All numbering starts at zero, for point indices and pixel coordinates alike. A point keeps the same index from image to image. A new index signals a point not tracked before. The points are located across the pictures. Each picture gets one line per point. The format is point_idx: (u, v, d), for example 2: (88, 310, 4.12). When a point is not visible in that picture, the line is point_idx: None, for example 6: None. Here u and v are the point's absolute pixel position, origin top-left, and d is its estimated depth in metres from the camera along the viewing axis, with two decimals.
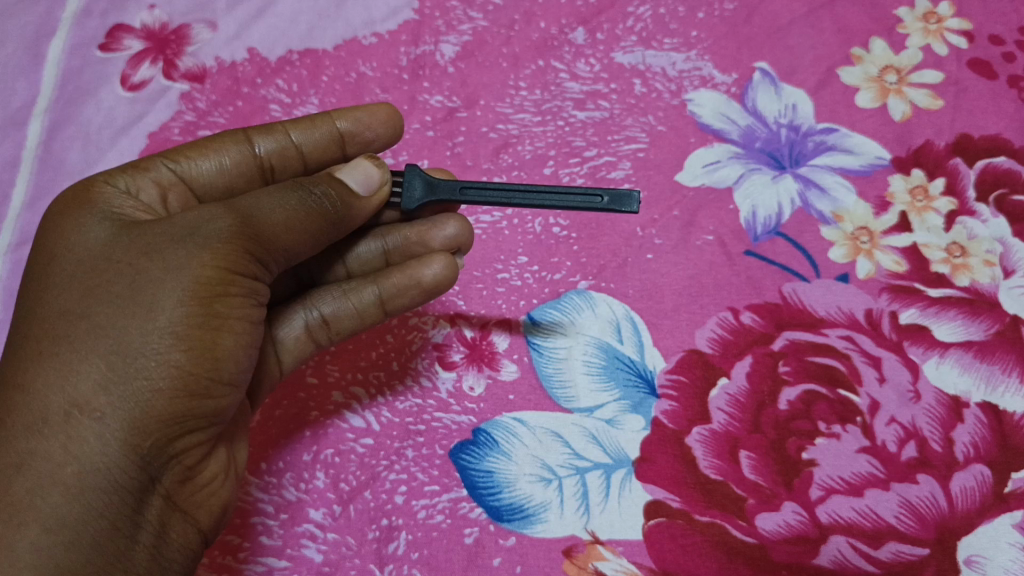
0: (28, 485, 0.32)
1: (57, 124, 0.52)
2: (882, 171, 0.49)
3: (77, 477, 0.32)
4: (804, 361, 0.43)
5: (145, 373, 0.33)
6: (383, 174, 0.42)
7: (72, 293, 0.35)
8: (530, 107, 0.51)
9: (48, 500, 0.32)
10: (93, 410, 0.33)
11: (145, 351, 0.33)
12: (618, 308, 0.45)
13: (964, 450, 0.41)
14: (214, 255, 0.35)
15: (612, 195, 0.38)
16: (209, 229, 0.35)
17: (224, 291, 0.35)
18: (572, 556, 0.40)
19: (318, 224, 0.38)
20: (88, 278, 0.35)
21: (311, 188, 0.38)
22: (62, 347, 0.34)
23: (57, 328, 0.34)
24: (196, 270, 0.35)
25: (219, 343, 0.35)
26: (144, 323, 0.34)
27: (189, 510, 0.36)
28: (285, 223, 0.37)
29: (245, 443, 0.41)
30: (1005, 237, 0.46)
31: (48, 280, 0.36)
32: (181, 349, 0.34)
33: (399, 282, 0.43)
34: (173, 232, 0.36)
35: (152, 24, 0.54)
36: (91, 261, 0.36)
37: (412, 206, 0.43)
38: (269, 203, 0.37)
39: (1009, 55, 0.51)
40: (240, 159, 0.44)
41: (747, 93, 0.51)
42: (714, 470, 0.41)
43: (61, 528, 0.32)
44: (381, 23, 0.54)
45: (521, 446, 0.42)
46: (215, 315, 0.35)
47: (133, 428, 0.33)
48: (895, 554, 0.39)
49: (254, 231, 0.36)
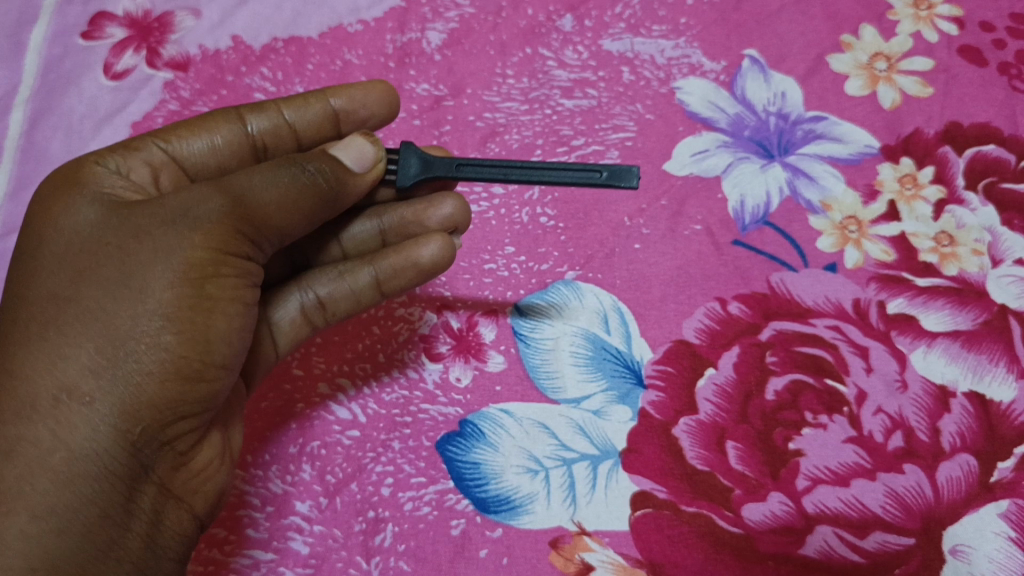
0: (18, 471, 0.32)
1: (39, 114, 0.51)
2: (871, 159, 0.48)
3: (66, 464, 0.32)
4: (792, 351, 0.43)
5: (136, 357, 0.33)
6: (377, 151, 0.41)
7: (61, 275, 0.34)
8: (517, 95, 0.50)
9: (37, 486, 0.32)
10: (83, 395, 0.32)
11: (136, 334, 0.33)
12: (606, 299, 0.45)
13: (951, 440, 0.41)
14: (204, 236, 0.34)
15: (610, 169, 0.37)
16: (199, 211, 0.35)
17: (215, 272, 0.35)
18: (559, 546, 0.40)
19: (313, 203, 0.37)
20: (78, 262, 0.34)
21: (304, 164, 0.37)
22: (51, 331, 0.33)
23: (45, 313, 0.34)
24: (185, 252, 0.34)
25: (210, 326, 0.35)
26: (135, 306, 0.33)
27: (184, 496, 0.36)
28: (277, 201, 0.36)
29: (239, 426, 0.41)
30: (994, 226, 0.46)
31: (37, 262, 0.35)
32: (172, 332, 0.34)
33: (393, 263, 0.43)
34: (162, 215, 0.35)
35: (135, 12, 0.54)
36: (80, 243, 0.35)
37: (406, 179, 0.42)
38: (261, 181, 0.36)
39: (999, 42, 0.51)
40: (232, 138, 0.44)
41: (736, 81, 0.51)
42: (701, 461, 0.41)
43: (51, 514, 0.32)
44: (367, 9, 0.53)
45: (508, 437, 0.42)
46: (207, 297, 0.35)
47: (123, 414, 0.33)
48: (880, 544, 0.39)
49: (246, 212, 0.35)
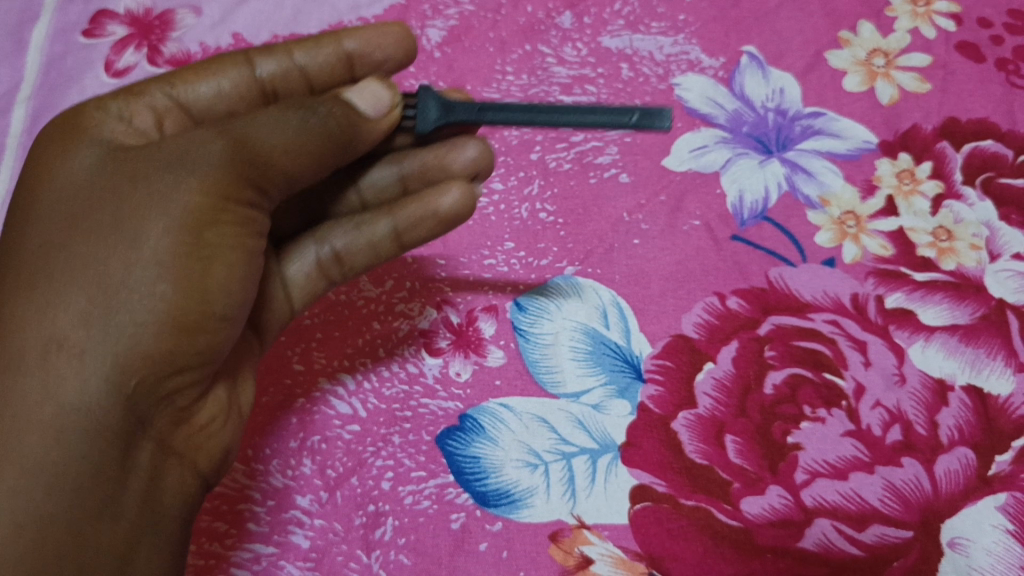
0: (11, 423, 0.32)
1: (41, 111, 0.51)
2: (870, 155, 0.48)
3: (56, 417, 0.32)
4: (790, 345, 0.43)
5: (130, 308, 0.33)
6: (393, 97, 0.40)
7: (59, 225, 0.35)
8: (516, 92, 0.51)
9: (28, 441, 0.32)
10: (74, 346, 0.33)
11: (131, 284, 0.34)
12: (605, 293, 0.45)
13: (949, 433, 0.41)
14: (203, 182, 0.35)
15: (642, 112, 0.36)
16: (198, 155, 0.35)
17: (214, 219, 0.35)
18: (558, 540, 0.40)
19: (321, 145, 0.37)
20: (75, 210, 0.35)
21: (315, 108, 0.37)
22: (44, 279, 0.34)
23: (41, 260, 0.34)
24: (184, 199, 0.34)
25: (209, 276, 0.35)
26: (130, 255, 0.34)
27: (186, 453, 0.37)
28: (284, 145, 0.36)
29: (249, 380, 0.42)
30: (992, 220, 0.46)
31: (37, 209, 0.36)
32: (168, 282, 0.34)
33: (414, 213, 0.43)
34: (162, 160, 0.35)
35: (136, 10, 0.54)
36: (79, 191, 0.36)
37: (431, 112, 0.40)
38: (267, 125, 0.36)
39: (997, 38, 0.51)
40: (241, 83, 0.44)
41: (735, 78, 0.51)
42: (700, 454, 0.41)
43: (39, 471, 0.32)
44: (367, 7, 0.53)
45: (507, 431, 0.42)
46: (205, 245, 0.35)
47: (117, 367, 0.33)
48: (879, 537, 0.40)
49: (249, 156, 0.35)
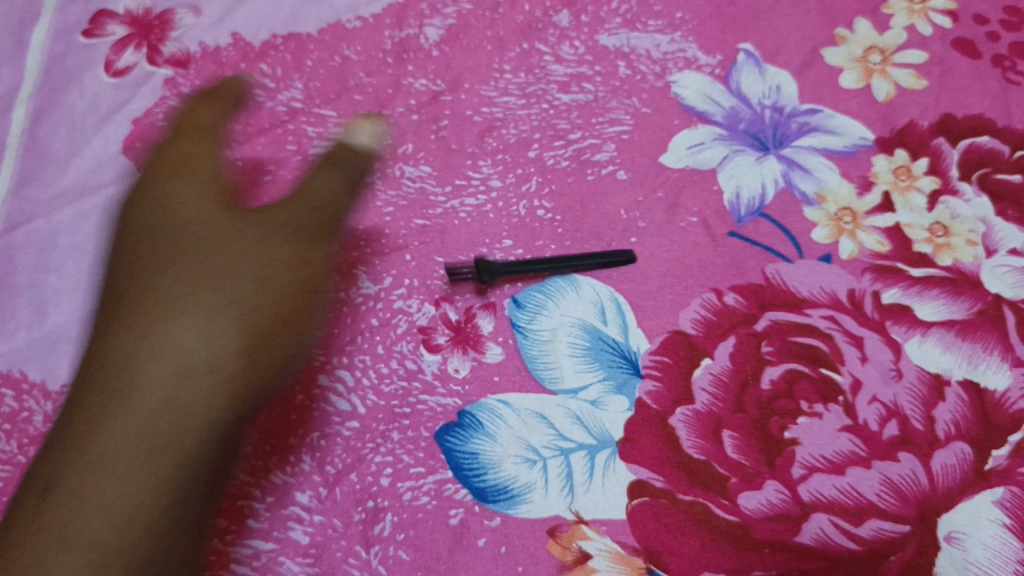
0: (121, 438, 0.36)
1: (42, 111, 0.51)
2: (866, 151, 0.49)
3: (181, 433, 0.36)
4: (787, 341, 0.43)
5: (226, 343, 0.39)
6: (382, 131, 0.48)
7: (175, 270, 0.40)
8: (514, 90, 0.51)
9: (143, 465, 0.35)
10: (200, 371, 0.38)
11: (226, 326, 0.39)
12: (602, 290, 0.46)
13: (946, 428, 0.42)
14: (297, 236, 0.42)
15: None
16: (286, 215, 0.43)
17: (307, 265, 0.42)
18: (557, 535, 0.40)
19: (353, 193, 0.46)
20: (191, 252, 0.41)
21: (347, 163, 0.46)
22: (165, 316, 0.39)
23: (152, 304, 0.39)
24: (285, 248, 0.41)
25: (313, 306, 0.42)
26: (238, 294, 0.40)
27: (260, 453, 0.42)
28: (336, 194, 0.45)
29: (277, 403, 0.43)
30: (989, 216, 0.46)
31: (150, 253, 0.42)
32: (267, 319, 0.40)
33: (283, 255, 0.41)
34: (267, 217, 0.43)
35: (135, 10, 0.54)
36: (198, 230, 0.41)
37: (490, 280, 0.46)
38: (321, 182, 0.44)
39: (993, 35, 0.52)
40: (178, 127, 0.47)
41: (731, 75, 0.51)
42: (698, 450, 0.42)
43: (156, 481, 0.36)
44: (365, 6, 0.53)
45: (506, 427, 0.42)
46: (309, 283, 0.42)
47: (230, 385, 0.38)
48: (876, 532, 0.40)
49: (333, 209, 0.44)
